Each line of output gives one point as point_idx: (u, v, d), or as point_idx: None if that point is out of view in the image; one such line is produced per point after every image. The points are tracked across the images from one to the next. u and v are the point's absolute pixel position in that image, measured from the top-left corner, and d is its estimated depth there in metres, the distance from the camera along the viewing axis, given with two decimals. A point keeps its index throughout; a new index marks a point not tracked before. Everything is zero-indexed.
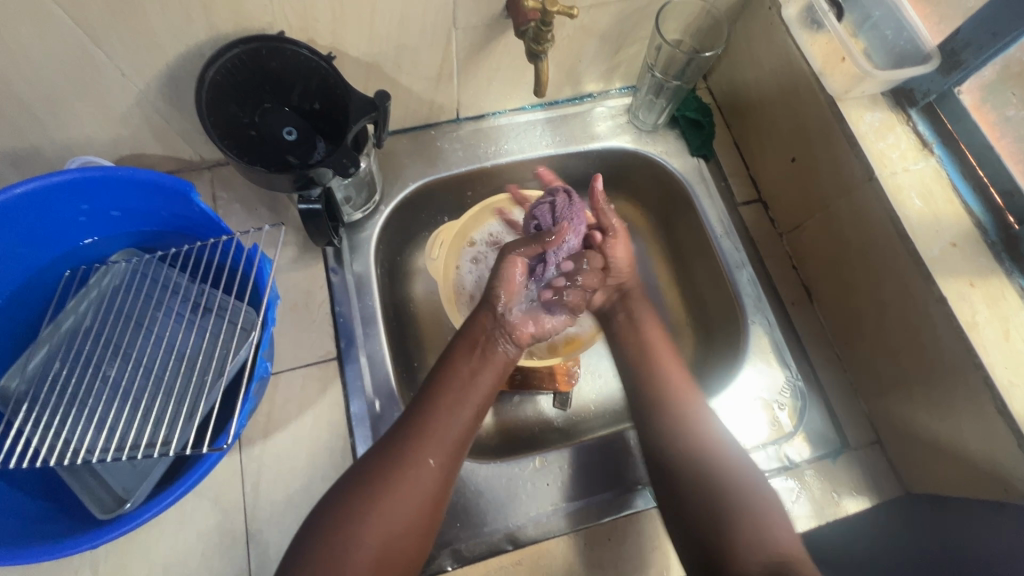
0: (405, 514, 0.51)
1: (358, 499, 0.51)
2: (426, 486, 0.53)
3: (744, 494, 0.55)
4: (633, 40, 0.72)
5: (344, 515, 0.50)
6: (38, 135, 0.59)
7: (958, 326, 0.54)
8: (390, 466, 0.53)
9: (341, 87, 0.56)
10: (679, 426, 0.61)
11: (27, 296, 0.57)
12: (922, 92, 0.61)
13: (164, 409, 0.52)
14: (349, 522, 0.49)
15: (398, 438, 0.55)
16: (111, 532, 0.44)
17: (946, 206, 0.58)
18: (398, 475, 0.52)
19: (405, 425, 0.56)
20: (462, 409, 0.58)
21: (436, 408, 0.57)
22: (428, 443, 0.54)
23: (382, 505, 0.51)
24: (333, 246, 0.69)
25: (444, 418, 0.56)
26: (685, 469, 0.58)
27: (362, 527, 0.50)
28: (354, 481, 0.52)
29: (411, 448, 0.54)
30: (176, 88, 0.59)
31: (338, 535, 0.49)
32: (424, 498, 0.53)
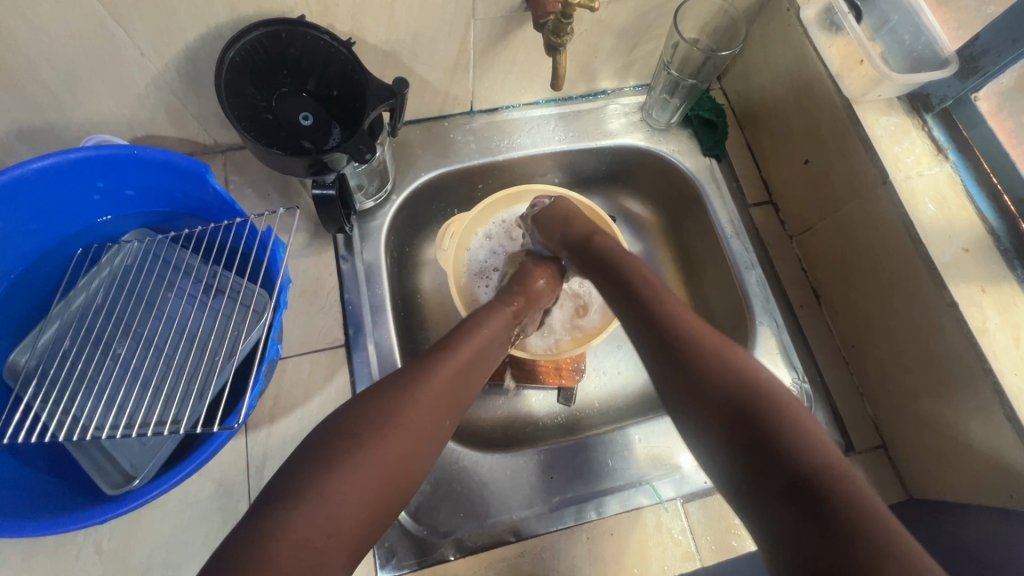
0: (406, 450, 0.46)
1: (360, 428, 0.45)
2: (431, 423, 0.48)
3: (767, 406, 0.44)
4: (650, 37, 0.72)
5: (344, 444, 0.44)
6: (55, 113, 0.59)
7: (968, 331, 0.54)
8: (395, 396, 0.47)
9: (359, 73, 0.56)
10: (682, 341, 0.51)
11: (39, 273, 0.57)
12: (938, 98, 0.61)
13: (174, 388, 0.52)
14: (348, 452, 0.43)
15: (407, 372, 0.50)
16: (119, 508, 0.44)
17: (959, 212, 0.58)
18: (405, 407, 0.47)
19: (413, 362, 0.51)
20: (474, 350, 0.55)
21: (448, 349, 0.53)
22: (436, 378, 0.50)
23: (387, 436, 0.45)
24: (344, 234, 0.69)
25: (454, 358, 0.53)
26: (688, 391, 0.48)
27: (338, 482, 0.41)
28: (354, 411, 0.47)
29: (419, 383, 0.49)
30: (195, 71, 0.59)
31: (336, 468, 0.42)
32: (427, 437, 0.48)
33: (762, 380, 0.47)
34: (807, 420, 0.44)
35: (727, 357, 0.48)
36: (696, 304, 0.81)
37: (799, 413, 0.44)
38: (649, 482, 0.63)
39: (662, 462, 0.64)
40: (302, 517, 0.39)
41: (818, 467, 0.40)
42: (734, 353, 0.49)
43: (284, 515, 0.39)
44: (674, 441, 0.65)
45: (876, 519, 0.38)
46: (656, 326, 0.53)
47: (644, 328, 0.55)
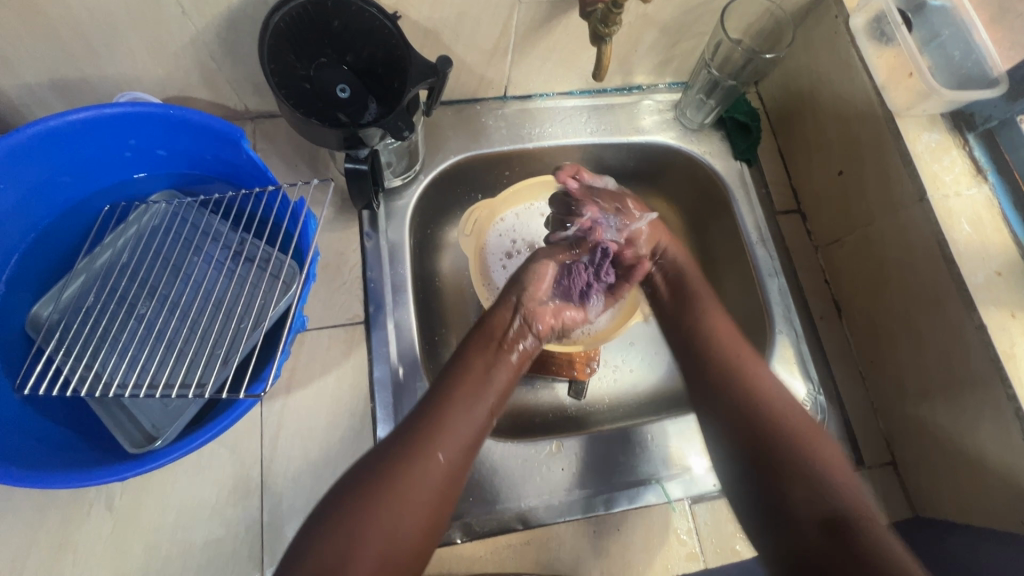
0: (421, 515, 0.48)
1: (365, 492, 0.47)
2: (434, 482, 0.49)
3: (800, 450, 0.53)
4: (693, 34, 0.71)
5: (361, 509, 0.46)
6: (91, 67, 0.59)
7: (995, 355, 0.54)
8: (400, 466, 0.49)
9: (402, 49, 0.55)
10: (727, 389, 0.58)
11: (66, 227, 0.57)
12: (982, 117, 0.60)
13: (199, 351, 0.52)
14: (353, 533, 0.45)
15: (409, 434, 0.51)
16: (139, 468, 0.43)
17: (995, 235, 0.58)
18: (414, 458, 0.49)
19: (415, 423, 0.52)
20: (472, 404, 0.55)
21: (446, 403, 0.54)
22: (444, 421, 0.52)
23: (390, 505, 0.47)
24: (369, 210, 0.69)
25: (455, 412, 0.53)
26: (738, 421, 0.56)
27: (363, 531, 0.45)
28: (364, 475, 0.48)
29: (422, 440, 0.51)
30: (233, 34, 0.58)
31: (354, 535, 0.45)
32: (442, 479, 0.50)
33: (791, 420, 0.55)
34: (830, 470, 0.51)
35: (770, 403, 0.56)
36: None
37: (821, 462, 0.52)
38: (658, 480, 0.63)
39: (673, 463, 0.64)
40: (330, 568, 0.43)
41: (849, 509, 0.49)
42: (780, 404, 0.56)
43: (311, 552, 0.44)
44: (685, 441, 0.65)
45: (878, 547, 0.45)
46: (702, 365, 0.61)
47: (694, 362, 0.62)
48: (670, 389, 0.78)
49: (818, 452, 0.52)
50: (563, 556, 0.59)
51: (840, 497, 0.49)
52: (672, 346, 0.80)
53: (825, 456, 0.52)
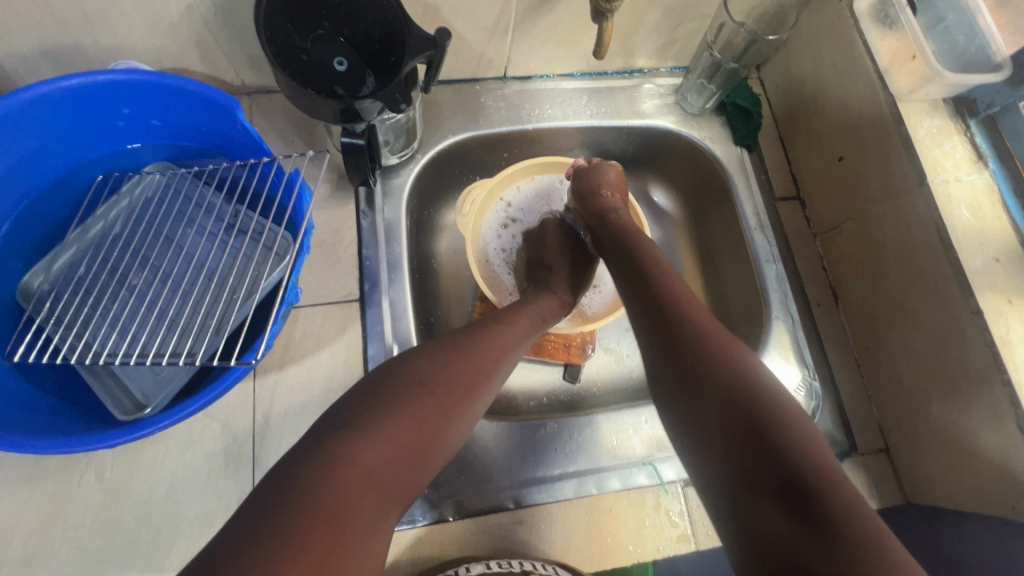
0: (415, 444, 0.41)
1: (365, 416, 0.40)
2: (445, 420, 0.44)
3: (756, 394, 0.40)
4: (696, 15, 0.70)
5: (359, 428, 0.39)
6: (85, 36, 0.58)
7: (990, 340, 0.54)
8: (378, 409, 0.41)
9: (399, 21, 0.54)
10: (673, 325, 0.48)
11: (58, 197, 0.56)
12: (985, 104, 0.60)
13: (190, 321, 0.51)
14: (342, 454, 0.38)
15: (423, 358, 0.46)
16: (127, 435, 0.43)
17: (993, 221, 0.57)
18: (425, 389, 0.44)
19: (426, 354, 0.47)
20: (498, 354, 0.51)
21: (472, 344, 0.50)
22: (468, 363, 0.48)
23: (391, 427, 0.40)
24: (366, 188, 0.68)
25: (479, 356, 0.49)
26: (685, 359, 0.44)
27: (359, 453, 0.38)
28: (355, 403, 0.42)
29: (436, 373, 0.45)
30: (230, 5, 0.57)
31: (344, 458, 0.38)
32: (450, 421, 0.44)
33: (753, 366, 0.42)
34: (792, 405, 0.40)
35: (723, 339, 0.45)
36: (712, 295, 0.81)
37: (791, 402, 0.40)
38: (652, 462, 0.63)
39: (667, 445, 0.64)
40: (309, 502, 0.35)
41: (816, 474, 0.35)
42: (724, 335, 0.46)
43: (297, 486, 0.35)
44: None
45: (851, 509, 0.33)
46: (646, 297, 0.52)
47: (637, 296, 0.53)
48: None
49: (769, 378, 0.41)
50: (554, 535, 0.59)
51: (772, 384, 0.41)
52: None
53: (806, 438, 0.37)
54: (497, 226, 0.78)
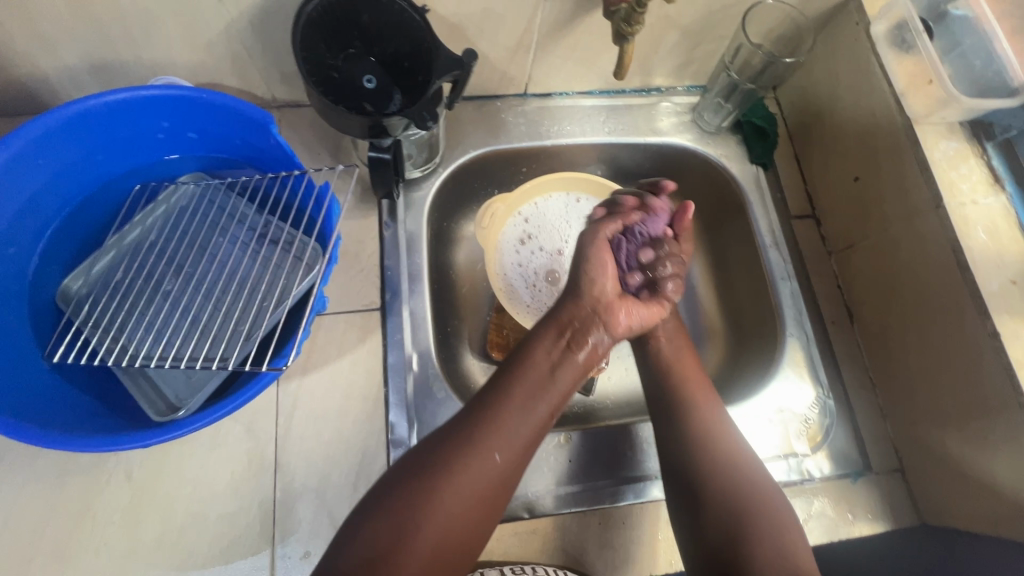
0: (469, 507, 0.46)
1: (424, 483, 0.46)
2: (497, 481, 0.48)
3: (756, 516, 0.52)
4: (715, 36, 0.72)
5: (409, 510, 0.44)
6: (128, 52, 0.61)
7: (1007, 363, 0.54)
8: (435, 477, 0.46)
9: (429, 42, 0.56)
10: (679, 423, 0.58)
11: (97, 204, 0.59)
12: (1001, 127, 0.62)
13: (221, 327, 0.53)
14: (410, 524, 0.44)
15: (456, 436, 0.49)
16: (162, 435, 0.45)
17: (1011, 244, 0.58)
18: (470, 455, 0.47)
19: (468, 415, 0.50)
20: (529, 408, 0.51)
21: (501, 400, 0.51)
22: (500, 423, 0.50)
23: (449, 494, 0.46)
24: (389, 200, 0.70)
25: (512, 414, 0.51)
26: (715, 480, 0.54)
27: (423, 521, 0.44)
28: (395, 479, 0.47)
29: (479, 438, 0.48)
30: (266, 24, 0.59)
31: (387, 546, 0.43)
32: (498, 483, 0.48)
33: (753, 486, 0.54)
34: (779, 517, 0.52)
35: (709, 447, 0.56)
36: (726, 311, 0.81)
37: (779, 504, 0.53)
38: None
39: None
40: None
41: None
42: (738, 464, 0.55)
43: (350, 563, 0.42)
44: None
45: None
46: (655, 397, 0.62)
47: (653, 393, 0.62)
48: None
49: (753, 488, 0.53)
50: (567, 547, 0.60)
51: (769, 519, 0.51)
52: None
53: (781, 550, 0.49)
54: (514, 241, 0.78)
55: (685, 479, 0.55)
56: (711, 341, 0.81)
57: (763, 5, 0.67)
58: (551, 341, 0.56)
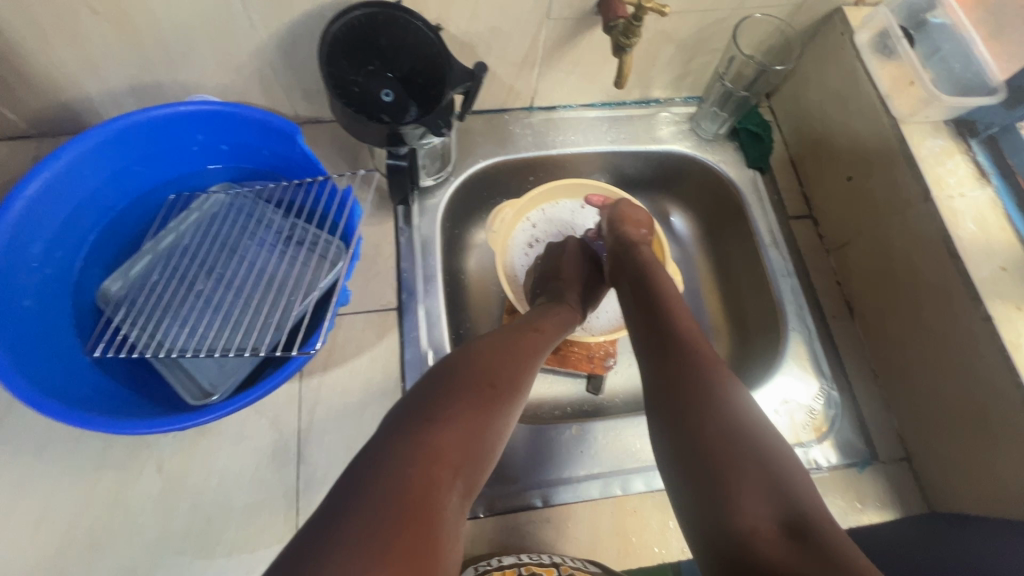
0: (503, 422, 0.46)
1: (469, 390, 0.45)
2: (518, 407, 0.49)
3: (734, 413, 0.45)
4: (709, 49, 0.76)
5: (458, 411, 0.43)
6: (166, 73, 0.66)
7: (1002, 345, 0.56)
8: (483, 384, 0.46)
9: (442, 57, 0.61)
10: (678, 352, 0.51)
11: (135, 213, 0.63)
12: (984, 124, 0.65)
13: (251, 320, 0.57)
14: (453, 419, 0.42)
15: (494, 356, 0.50)
16: (196, 419, 0.48)
17: (999, 233, 0.61)
18: (509, 374, 0.49)
19: (505, 344, 0.53)
20: (546, 357, 0.57)
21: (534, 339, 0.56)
22: (532, 356, 0.54)
23: (490, 406, 0.45)
24: (404, 206, 0.74)
25: (537, 357, 0.55)
26: (661, 386, 0.50)
27: (473, 420, 0.43)
28: (444, 377, 0.46)
29: (517, 364, 0.51)
30: (292, 45, 0.65)
31: (444, 425, 0.41)
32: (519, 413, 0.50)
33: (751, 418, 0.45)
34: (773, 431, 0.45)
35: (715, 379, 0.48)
36: (729, 312, 0.84)
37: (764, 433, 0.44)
38: None
39: None
40: (407, 466, 0.37)
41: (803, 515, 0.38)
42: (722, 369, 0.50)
43: (388, 457, 0.38)
44: None
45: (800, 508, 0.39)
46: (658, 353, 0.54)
47: (643, 333, 0.57)
48: None
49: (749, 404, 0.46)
50: (578, 534, 0.61)
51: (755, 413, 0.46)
52: None
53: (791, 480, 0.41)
54: (523, 244, 0.83)
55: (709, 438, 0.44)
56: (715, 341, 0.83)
57: (753, 19, 0.71)
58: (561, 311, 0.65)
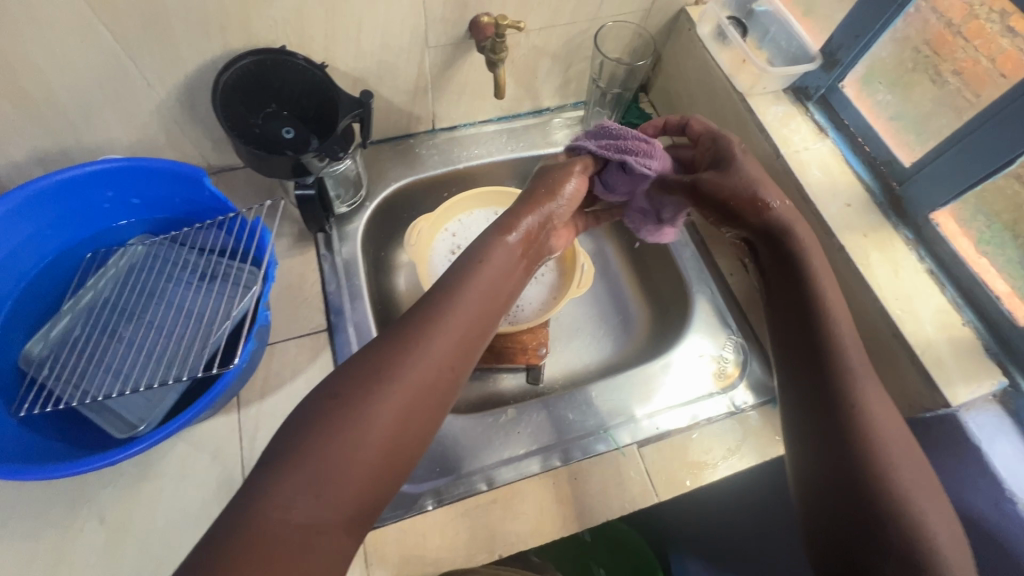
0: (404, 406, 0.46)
1: (359, 385, 0.45)
2: (439, 376, 0.48)
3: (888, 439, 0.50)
4: (581, 57, 0.85)
5: (341, 413, 0.43)
6: (70, 140, 0.69)
7: (856, 267, 0.65)
8: (376, 376, 0.46)
9: (331, 90, 0.67)
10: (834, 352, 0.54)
11: (51, 275, 0.65)
12: (814, 88, 0.75)
13: (173, 354, 0.59)
14: (331, 425, 0.43)
15: (393, 338, 0.49)
16: (130, 449, 0.50)
17: (841, 175, 0.71)
18: (413, 352, 0.48)
19: (413, 320, 0.50)
20: (474, 310, 0.53)
21: (453, 296, 0.53)
22: (448, 316, 0.51)
23: (380, 398, 0.45)
24: (324, 233, 0.78)
25: (454, 314, 0.52)
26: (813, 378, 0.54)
27: (363, 420, 0.44)
28: (340, 377, 0.47)
29: (420, 337, 0.49)
30: (191, 98, 0.69)
31: (339, 434, 0.42)
32: (437, 391, 0.48)
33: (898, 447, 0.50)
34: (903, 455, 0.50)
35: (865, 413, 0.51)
36: (645, 288, 0.91)
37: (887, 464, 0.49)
38: (608, 431, 0.70)
39: (618, 413, 0.72)
40: (288, 490, 0.40)
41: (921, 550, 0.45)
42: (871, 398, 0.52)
43: (276, 480, 0.40)
44: (628, 395, 0.73)
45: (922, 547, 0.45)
46: (807, 358, 0.55)
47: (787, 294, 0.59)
48: (618, 363, 0.86)
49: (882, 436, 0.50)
50: (527, 510, 0.65)
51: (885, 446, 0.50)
52: (613, 327, 0.90)
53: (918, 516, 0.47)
54: (445, 254, 0.87)
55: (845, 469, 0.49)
56: (638, 316, 0.90)
57: (608, 27, 0.81)
58: (510, 250, 0.59)
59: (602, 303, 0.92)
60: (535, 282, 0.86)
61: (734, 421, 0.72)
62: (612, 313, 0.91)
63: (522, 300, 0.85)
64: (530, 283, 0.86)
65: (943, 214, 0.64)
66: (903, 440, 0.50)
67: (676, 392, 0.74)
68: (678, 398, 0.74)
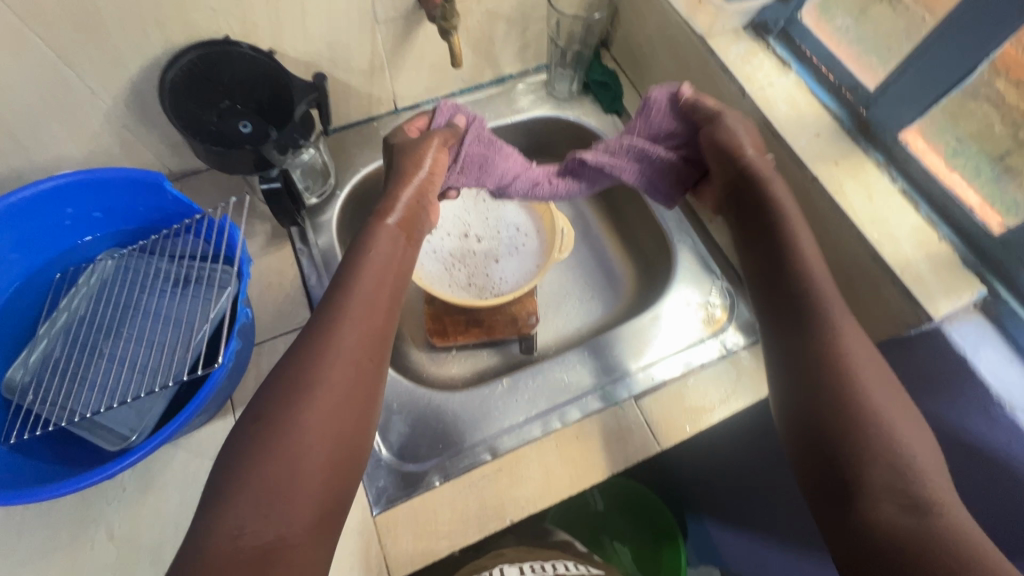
0: (327, 410, 0.47)
1: (278, 401, 0.47)
2: (356, 362, 0.51)
3: (849, 393, 0.48)
4: (536, 17, 0.83)
5: (274, 432, 0.45)
6: (20, 160, 0.66)
7: (830, 196, 0.65)
8: (294, 390, 0.47)
9: (283, 77, 0.65)
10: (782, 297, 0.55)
11: (24, 300, 0.63)
12: (773, 22, 0.74)
13: (157, 363, 0.59)
14: (258, 452, 0.44)
15: (300, 350, 0.50)
16: (127, 458, 0.50)
17: (808, 107, 0.70)
18: (325, 359, 0.49)
19: (315, 326, 0.52)
20: (374, 303, 0.54)
21: (351, 285, 0.54)
22: (348, 313, 0.52)
23: (306, 410, 0.46)
24: (297, 227, 0.77)
25: (356, 310, 0.53)
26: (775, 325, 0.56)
27: (294, 434, 0.45)
28: (265, 398, 0.48)
29: (329, 339, 0.50)
30: (139, 101, 0.67)
31: (272, 454, 0.44)
32: (363, 388, 0.50)
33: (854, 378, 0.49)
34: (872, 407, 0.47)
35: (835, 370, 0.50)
36: (628, 245, 0.91)
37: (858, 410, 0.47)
38: (605, 388, 0.71)
39: (612, 370, 0.73)
40: (234, 518, 0.41)
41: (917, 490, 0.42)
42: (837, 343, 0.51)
43: (223, 512, 0.41)
44: (623, 351, 0.74)
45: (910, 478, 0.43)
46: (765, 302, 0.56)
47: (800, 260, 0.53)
48: (612, 321, 0.86)
49: (849, 384, 0.49)
50: (532, 474, 0.65)
51: (858, 388, 0.48)
52: (600, 289, 0.90)
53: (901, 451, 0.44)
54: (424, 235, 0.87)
55: (811, 395, 0.49)
56: (624, 274, 0.90)
57: None
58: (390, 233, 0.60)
59: (587, 265, 0.92)
60: (517, 252, 0.85)
61: (729, 364, 0.72)
62: (597, 273, 0.91)
63: (505, 273, 0.85)
64: (511, 254, 0.85)
65: (912, 132, 0.64)
66: (880, 375, 0.50)
67: (668, 342, 0.75)
68: (669, 347, 0.74)
